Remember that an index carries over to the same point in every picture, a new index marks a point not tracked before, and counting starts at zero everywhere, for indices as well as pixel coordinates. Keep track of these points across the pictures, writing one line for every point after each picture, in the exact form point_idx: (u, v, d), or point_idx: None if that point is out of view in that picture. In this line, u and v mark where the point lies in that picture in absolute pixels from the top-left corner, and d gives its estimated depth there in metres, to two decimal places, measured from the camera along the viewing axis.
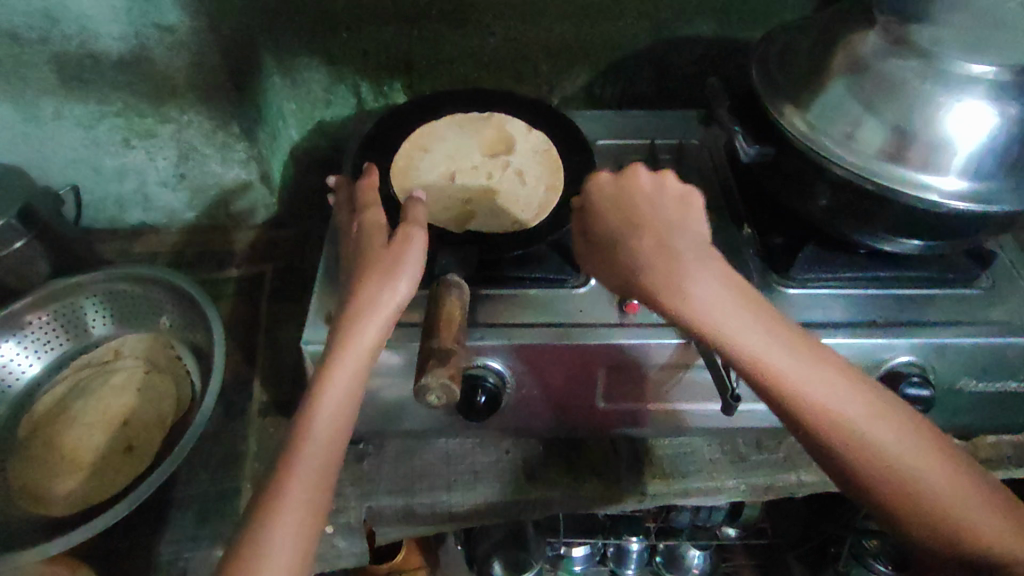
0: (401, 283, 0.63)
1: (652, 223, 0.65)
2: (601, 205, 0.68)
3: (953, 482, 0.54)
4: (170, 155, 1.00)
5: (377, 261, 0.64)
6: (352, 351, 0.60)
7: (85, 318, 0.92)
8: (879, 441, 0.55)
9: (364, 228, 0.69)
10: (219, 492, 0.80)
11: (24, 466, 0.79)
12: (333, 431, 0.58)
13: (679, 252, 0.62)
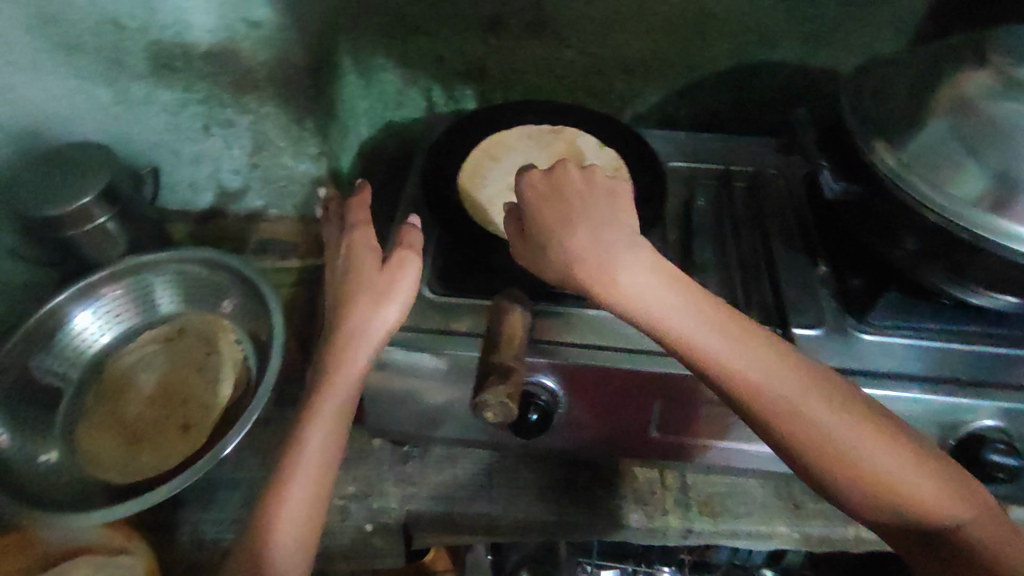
0: (391, 308, 0.65)
1: (583, 220, 0.62)
2: (534, 203, 0.64)
3: (898, 454, 0.56)
4: (245, 144, 1.02)
5: (368, 287, 0.66)
6: (343, 376, 0.64)
7: (154, 295, 0.94)
8: (825, 423, 0.56)
9: (352, 250, 0.70)
10: (265, 478, 0.81)
11: (89, 433, 0.83)
12: (324, 451, 0.63)
13: (612, 247, 0.61)
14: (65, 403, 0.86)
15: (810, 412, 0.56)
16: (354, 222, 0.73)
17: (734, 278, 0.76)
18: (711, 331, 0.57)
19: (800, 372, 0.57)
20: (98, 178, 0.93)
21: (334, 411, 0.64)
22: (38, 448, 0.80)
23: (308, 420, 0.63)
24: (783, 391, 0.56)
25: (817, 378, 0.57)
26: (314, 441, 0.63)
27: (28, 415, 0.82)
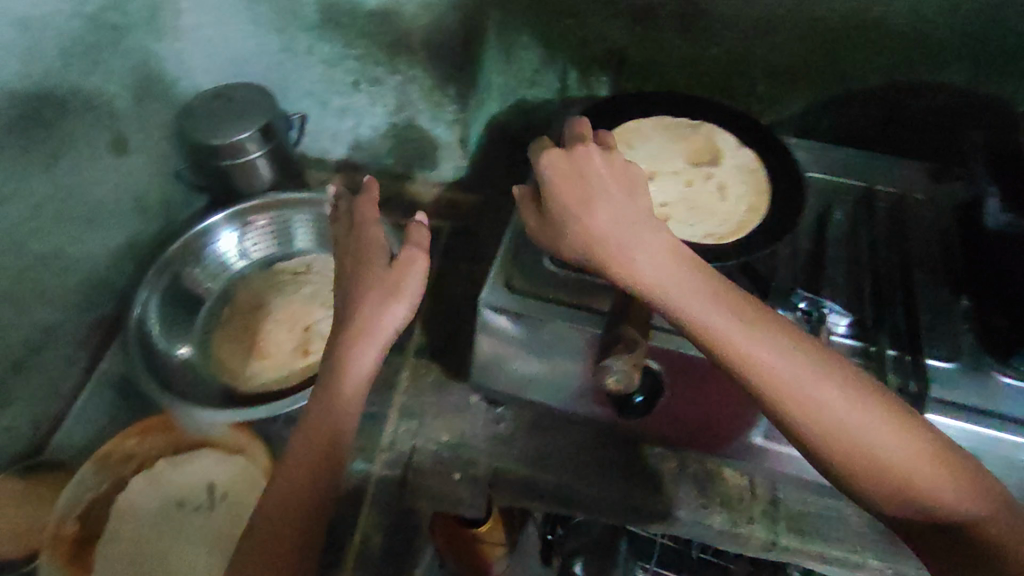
0: (399, 304, 0.67)
1: (604, 199, 0.62)
2: (555, 180, 0.63)
3: (915, 446, 0.55)
4: (389, 103, 1.05)
5: (375, 283, 0.68)
6: (349, 371, 0.65)
7: (292, 231, 1.01)
8: (841, 409, 0.56)
9: (362, 251, 0.72)
10: (366, 413, 0.86)
11: (222, 342, 0.91)
12: (327, 446, 0.63)
13: (630, 227, 0.61)
14: (203, 310, 0.95)
15: (825, 398, 0.56)
16: (364, 228, 0.75)
17: (864, 298, 0.74)
18: (727, 311, 0.58)
19: (818, 358, 0.57)
20: (254, 121, 0.97)
21: (339, 409, 0.64)
22: (177, 345, 0.90)
23: (313, 416, 0.64)
24: (800, 376, 0.56)
25: (835, 366, 0.57)
26: (318, 436, 0.63)
27: (176, 315, 0.92)
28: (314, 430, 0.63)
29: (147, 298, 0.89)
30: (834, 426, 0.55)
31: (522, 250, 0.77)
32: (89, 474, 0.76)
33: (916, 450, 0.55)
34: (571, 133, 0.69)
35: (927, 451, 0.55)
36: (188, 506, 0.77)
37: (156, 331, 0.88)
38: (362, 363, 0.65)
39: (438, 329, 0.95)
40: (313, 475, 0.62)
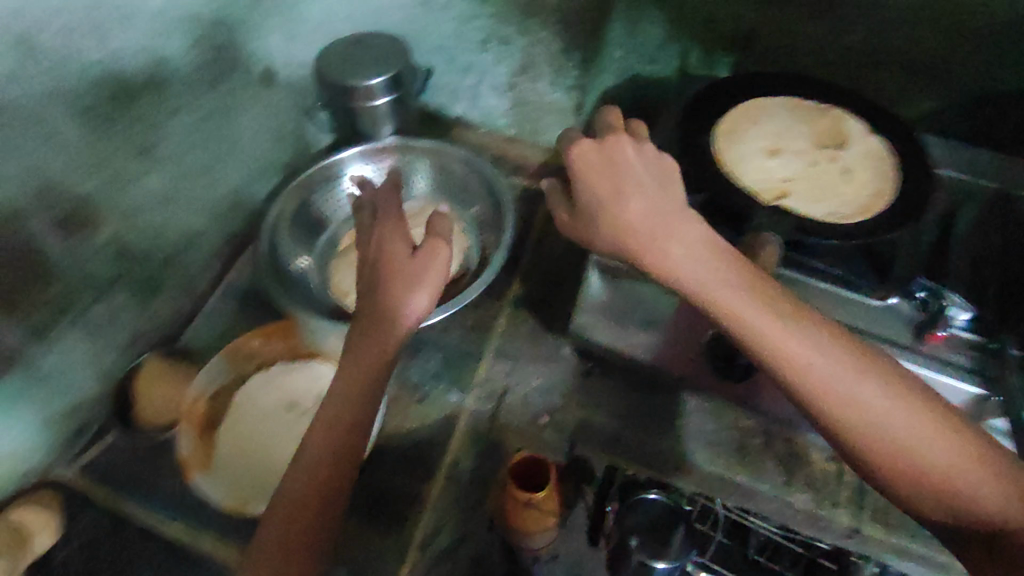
0: (421, 296, 0.66)
1: (638, 191, 0.64)
2: (589, 172, 0.66)
3: (952, 445, 0.54)
4: (513, 64, 1.06)
5: (396, 275, 0.66)
6: (371, 346, 0.64)
7: (414, 174, 1.02)
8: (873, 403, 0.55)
9: (386, 241, 0.70)
10: (462, 351, 0.89)
11: (338, 265, 0.92)
12: (347, 413, 0.63)
13: (664, 218, 0.63)
14: (322, 237, 0.97)
15: (854, 391, 0.56)
16: (386, 219, 0.72)
17: (989, 300, 0.71)
18: (757, 302, 0.59)
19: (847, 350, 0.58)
20: (387, 67, 1.00)
21: (361, 381, 0.63)
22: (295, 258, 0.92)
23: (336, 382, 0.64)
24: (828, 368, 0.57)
25: (867, 360, 0.58)
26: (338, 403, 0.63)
27: (299, 233, 0.94)
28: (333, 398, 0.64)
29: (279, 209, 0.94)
30: (866, 422, 0.55)
31: None
32: (218, 365, 0.82)
33: (959, 454, 0.54)
34: (603, 124, 0.71)
35: (971, 455, 0.54)
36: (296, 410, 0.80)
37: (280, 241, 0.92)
38: (382, 343, 0.64)
39: (539, 283, 0.96)
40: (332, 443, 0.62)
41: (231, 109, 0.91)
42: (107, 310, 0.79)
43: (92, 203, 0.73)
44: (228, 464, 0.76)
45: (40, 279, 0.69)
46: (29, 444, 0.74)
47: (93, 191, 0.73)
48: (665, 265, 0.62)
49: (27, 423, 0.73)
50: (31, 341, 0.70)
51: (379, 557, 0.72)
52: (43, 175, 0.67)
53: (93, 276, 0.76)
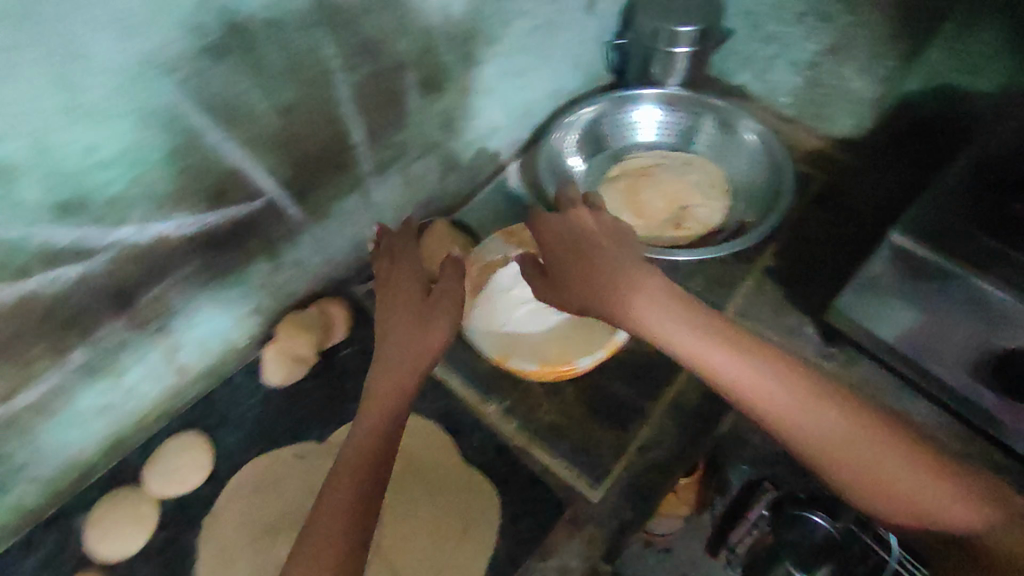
0: (437, 329, 0.67)
1: (592, 251, 0.66)
2: (556, 238, 0.69)
3: (916, 466, 0.53)
4: (824, 42, 1.01)
5: (413, 312, 0.69)
6: (407, 358, 0.65)
7: (697, 131, 1.05)
8: (819, 430, 0.55)
9: (400, 283, 0.72)
10: (706, 299, 0.91)
11: (608, 187, 0.99)
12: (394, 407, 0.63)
13: (614, 265, 0.65)
14: (598, 157, 1.04)
15: (802, 421, 0.56)
16: (400, 259, 0.75)
17: None
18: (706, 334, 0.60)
19: (795, 382, 0.57)
20: (698, 18, 0.99)
21: (400, 381, 0.64)
22: (572, 159, 1.03)
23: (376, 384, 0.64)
24: (774, 399, 0.57)
25: (817, 389, 0.57)
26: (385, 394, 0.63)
27: (585, 147, 1.03)
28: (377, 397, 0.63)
29: (587, 109, 1.03)
30: (824, 443, 0.55)
31: (951, 223, 0.72)
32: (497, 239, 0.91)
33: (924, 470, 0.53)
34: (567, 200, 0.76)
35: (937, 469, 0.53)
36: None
37: (571, 137, 1.02)
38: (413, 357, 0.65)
39: (792, 258, 0.96)
40: (362, 464, 0.59)
41: (555, 27, 0.97)
42: (420, 168, 0.91)
43: (441, 73, 0.84)
44: (492, 318, 0.83)
45: (395, 119, 0.82)
46: (341, 257, 0.89)
47: (450, 62, 0.84)
48: (620, 303, 0.62)
49: (346, 240, 0.87)
50: (371, 170, 0.84)
51: (601, 448, 0.75)
52: (418, 39, 0.77)
53: (422, 135, 0.88)
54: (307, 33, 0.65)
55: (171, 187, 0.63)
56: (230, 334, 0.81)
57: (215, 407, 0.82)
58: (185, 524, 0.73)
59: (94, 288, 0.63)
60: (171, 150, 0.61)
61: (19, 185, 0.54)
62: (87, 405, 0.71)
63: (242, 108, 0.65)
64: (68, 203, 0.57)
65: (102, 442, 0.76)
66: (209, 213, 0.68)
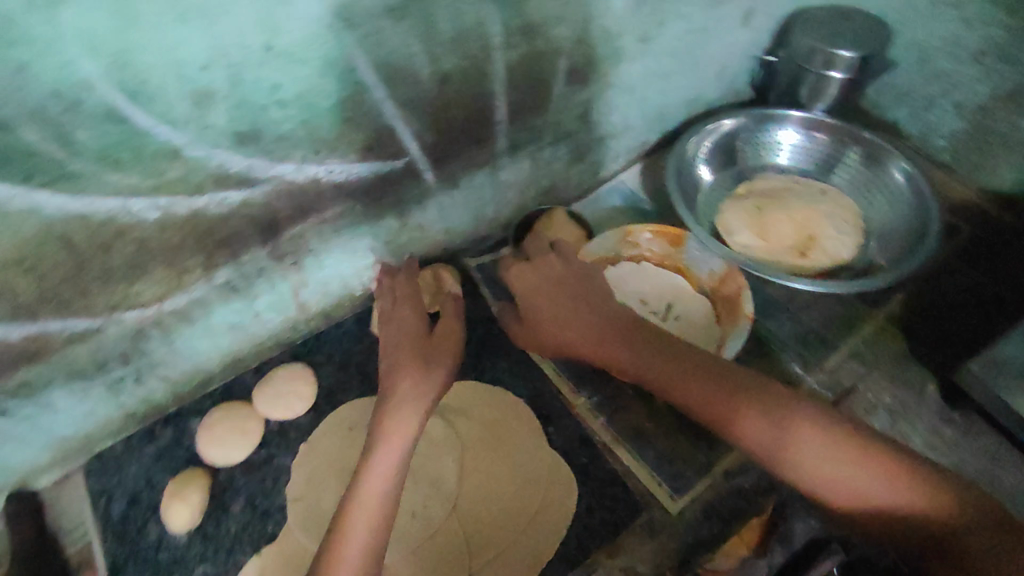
0: (439, 370, 0.73)
1: (553, 285, 0.75)
2: (521, 279, 0.77)
3: (841, 452, 0.57)
4: (1000, 87, 0.93)
5: (416, 352, 0.74)
6: (413, 395, 0.70)
7: (838, 162, 1.01)
8: (740, 423, 0.61)
9: (404, 323, 0.78)
10: (820, 336, 0.87)
11: (733, 204, 0.96)
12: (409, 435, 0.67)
13: (569, 298, 0.74)
14: (727, 172, 1.02)
15: (726, 416, 0.62)
16: (404, 298, 0.81)
17: None
18: (640, 346, 0.69)
19: (717, 383, 0.64)
20: (861, 46, 0.93)
21: (413, 417, 0.68)
22: (702, 169, 1.00)
23: (389, 417, 0.68)
24: (698, 394, 0.64)
25: (738, 386, 0.63)
26: (402, 425, 0.67)
27: (716, 159, 1.01)
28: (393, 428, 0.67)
29: (726, 121, 1.00)
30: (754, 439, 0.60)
31: None
32: (611, 239, 0.90)
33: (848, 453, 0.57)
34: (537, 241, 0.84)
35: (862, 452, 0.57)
36: (649, 309, 0.86)
37: (705, 146, 1.00)
38: (419, 397, 0.70)
39: (923, 309, 0.90)
40: (378, 503, 0.62)
41: (707, 35, 0.95)
42: (549, 155, 0.92)
43: (589, 66, 0.85)
44: None
45: (537, 103, 0.84)
46: (460, 228, 0.92)
47: (599, 56, 0.85)
48: (575, 335, 0.71)
49: (471, 212, 0.91)
50: (504, 149, 0.86)
51: (686, 463, 0.74)
52: (573, 28, 0.78)
53: (560, 124, 0.89)
54: (477, 8, 0.68)
55: (330, 135, 0.68)
56: (349, 280, 0.86)
57: (324, 346, 0.88)
58: (282, 447, 0.79)
59: (249, 215, 0.70)
60: (338, 99, 0.66)
61: (211, 110, 0.60)
62: (220, 320, 0.78)
63: (406, 70, 0.68)
64: (245, 133, 0.63)
65: (225, 357, 0.83)
66: (356, 164, 0.73)
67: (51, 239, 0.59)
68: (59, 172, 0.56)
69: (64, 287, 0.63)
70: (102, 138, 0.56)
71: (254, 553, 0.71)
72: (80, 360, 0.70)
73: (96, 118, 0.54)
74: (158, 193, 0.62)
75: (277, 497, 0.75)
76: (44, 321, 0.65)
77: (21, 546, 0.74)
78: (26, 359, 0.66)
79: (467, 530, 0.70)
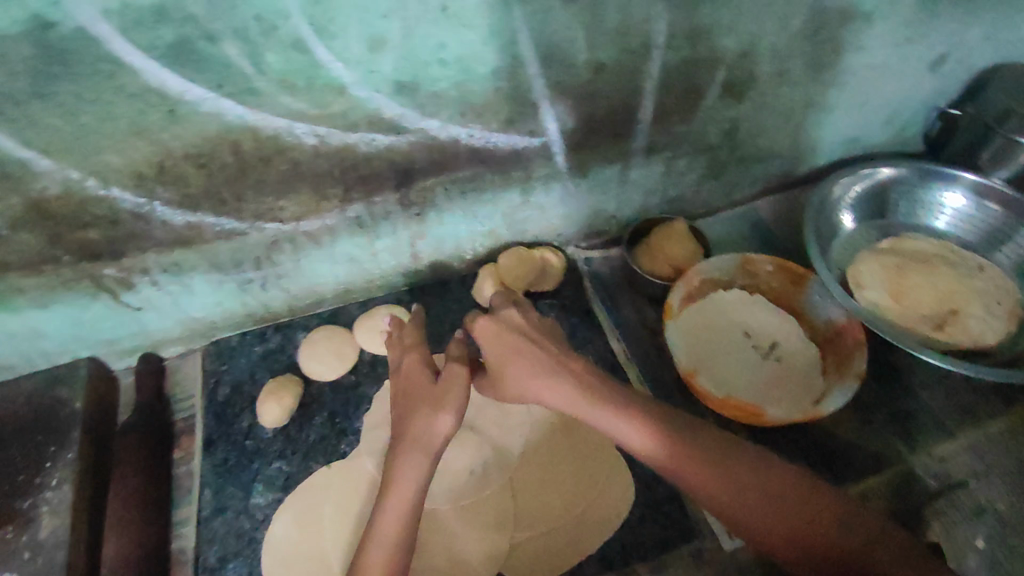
0: (446, 416, 0.63)
1: (520, 345, 0.65)
2: (486, 343, 0.66)
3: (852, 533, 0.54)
4: None
5: (423, 402, 0.64)
6: (419, 445, 0.62)
7: (1008, 239, 0.90)
8: (742, 502, 0.57)
9: (409, 376, 0.68)
10: (936, 418, 0.79)
11: (873, 257, 0.89)
12: (416, 491, 0.61)
13: (536, 360, 0.64)
14: (873, 223, 0.94)
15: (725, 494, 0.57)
16: (410, 347, 0.71)
17: None
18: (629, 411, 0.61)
19: (716, 456, 0.59)
20: None
21: (418, 467, 0.61)
22: (845, 215, 0.93)
23: (394, 471, 0.62)
24: (695, 469, 0.58)
25: (737, 461, 0.59)
26: (408, 478, 0.61)
27: (865, 208, 0.94)
28: (399, 481, 0.60)
29: (885, 169, 0.92)
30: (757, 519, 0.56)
31: None
32: (729, 262, 0.87)
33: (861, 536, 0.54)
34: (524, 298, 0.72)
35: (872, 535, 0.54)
36: (752, 343, 0.82)
37: (856, 190, 0.93)
38: (423, 446, 0.62)
39: None
40: (391, 544, 0.58)
41: (886, 75, 0.88)
42: (685, 166, 0.91)
43: (749, 83, 0.82)
44: (695, 330, 0.82)
45: (685, 110, 0.82)
46: (578, 218, 0.93)
47: (762, 75, 0.81)
48: (549, 394, 0.64)
49: (592, 205, 0.91)
50: (641, 149, 0.85)
51: None
52: (741, 40, 0.76)
53: (703, 137, 0.87)
54: (648, 5, 0.68)
55: (479, 100, 0.72)
56: (463, 243, 0.90)
57: (426, 298, 0.93)
58: (369, 378, 0.85)
59: (390, 160, 0.75)
60: (494, 69, 0.69)
61: (381, 57, 0.65)
62: (343, 250, 0.85)
63: (563, 54, 0.70)
64: (405, 84, 0.68)
65: (339, 285, 0.90)
66: (495, 134, 0.76)
67: (225, 144, 0.68)
68: (246, 87, 0.63)
69: (226, 188, 0.72)
70: (286, 63, 0.62)
71: (324, 463, 0.78)
72: (222, 255, 0.79)
73: (286, 46, 0.61)
74: (319, 122, 0.69)
75: (355, 421, 0.81)
76: (204, 214, 0.74)
77: (141, 401, 0.84)
78: (182, 243, 0.76)
79: (518, 500, 0.72)
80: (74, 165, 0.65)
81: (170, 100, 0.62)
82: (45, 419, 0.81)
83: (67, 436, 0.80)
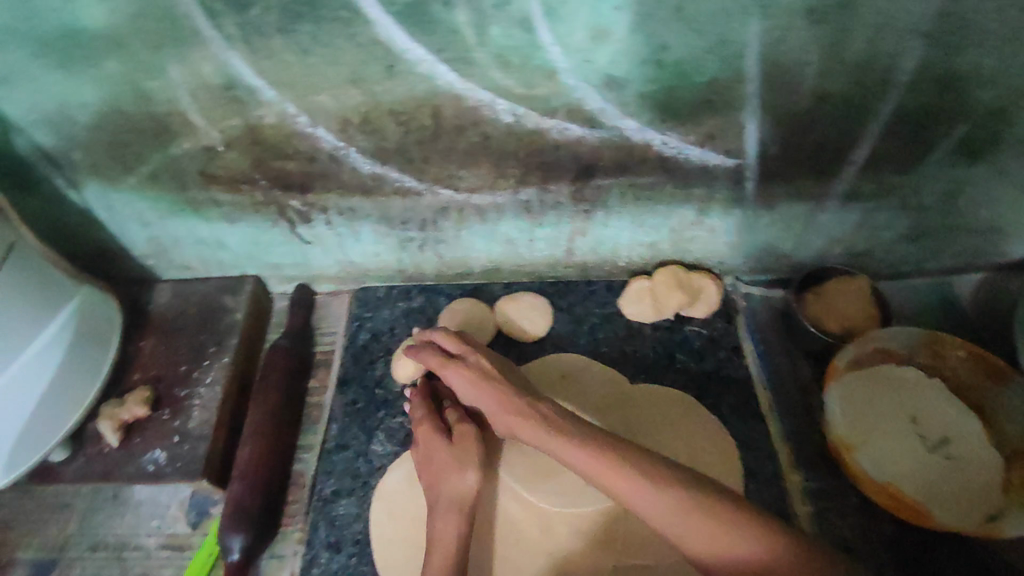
0: (472, 472, 0.66)
1: (487, 387, 0.68)
2: (460, 386, 0.70)
3: None
4: None
5: (445, 463, 0.68)
6: (454, 506, 0.65)
7: None
8: None
9: (428, 454, 0.70)
10: None
11: None
12: (458, 544, 0.63)
13: (506, 399, 0.66)
14: None
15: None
16: (422, 417, 0.73)
17: None
18: (622, 471, 0.57)
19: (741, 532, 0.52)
20: None
21: (453, 527, 0.64)
22: None
23: (433, 531, 0.64)
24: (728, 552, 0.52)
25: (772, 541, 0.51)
26: (445, 537, 0.63)
27: None
28: (438, 540, 0.63)
29: None
30: None
31: None
32: (914, 336, 0.77)
33: None
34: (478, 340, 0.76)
35: None
36: (918, 431, 0.72)
37: None
38: (457, 507, 0.65)
39: None
40: None
41: None
42: (883, 221, 0.82)
43: (992, 145, 0.71)
44: (850, 409, 0.74)
45: (904, 161, 0.74)
46: (747, 249, 0.87)
47: (1009, 139, 0.71)
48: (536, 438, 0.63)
49: (766, 239, 0.85)
50: (839, 193, 0.78)
51: None
52: (998, 96, 0.66)
53: (915, 193, 0.78)
54: (901, 39, 0.61)
55: (685, 109, 0.68)
56: (621, 249, 0.88)
57: (570, 294, 0.91)
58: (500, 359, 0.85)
59: (576, 151, 0.74)
60: (711, 79, 0.66)
61: (601, 47, 0.63)
62: (503, 230, 0.85)
63: (789, 76, 0.65)
64: (615, 79, 0.66)
65: (489, 262, 0.91)
66: (688, 146, 0.73)
67: (428, 106, 0.70)
68: (463, 55, 0.64)
69: (418, 148, 0.74)
70: (506, 38, 0.63)
71: None
72: (394, 210, 0.82)
73: (512, 21, 0.61)
74: (521, 103, 0.69)
75: None
76: (391, 168, 0.77)
77: (294, 324, 0.89)
78: (363, 191, 0.80)
79: (630, 521, 0.69)
80: (293, 100, 0.70)
81: (392, 55, 0.65)
82: (211, 321, 0.89)
83: (225, 341, 0.87)
